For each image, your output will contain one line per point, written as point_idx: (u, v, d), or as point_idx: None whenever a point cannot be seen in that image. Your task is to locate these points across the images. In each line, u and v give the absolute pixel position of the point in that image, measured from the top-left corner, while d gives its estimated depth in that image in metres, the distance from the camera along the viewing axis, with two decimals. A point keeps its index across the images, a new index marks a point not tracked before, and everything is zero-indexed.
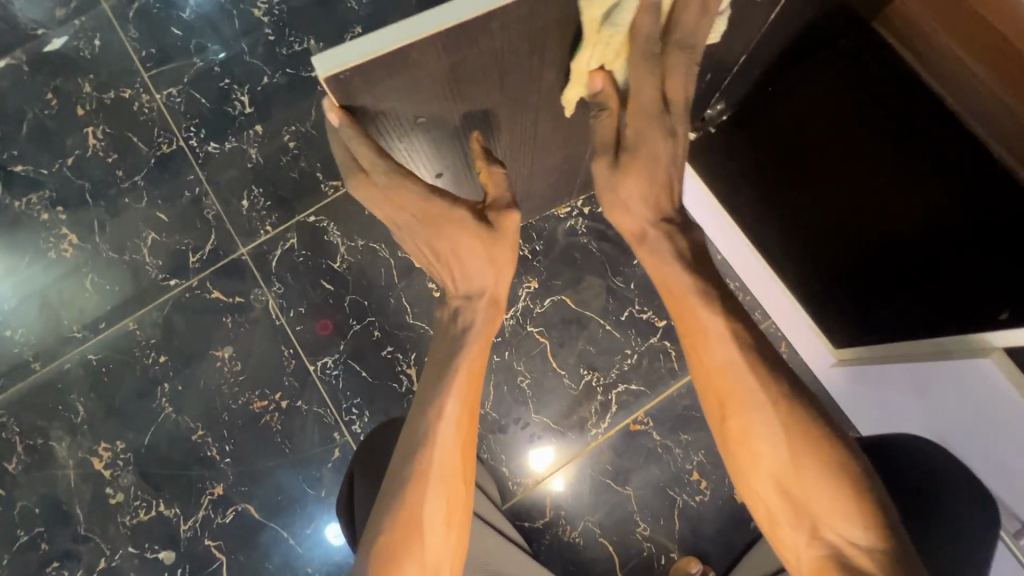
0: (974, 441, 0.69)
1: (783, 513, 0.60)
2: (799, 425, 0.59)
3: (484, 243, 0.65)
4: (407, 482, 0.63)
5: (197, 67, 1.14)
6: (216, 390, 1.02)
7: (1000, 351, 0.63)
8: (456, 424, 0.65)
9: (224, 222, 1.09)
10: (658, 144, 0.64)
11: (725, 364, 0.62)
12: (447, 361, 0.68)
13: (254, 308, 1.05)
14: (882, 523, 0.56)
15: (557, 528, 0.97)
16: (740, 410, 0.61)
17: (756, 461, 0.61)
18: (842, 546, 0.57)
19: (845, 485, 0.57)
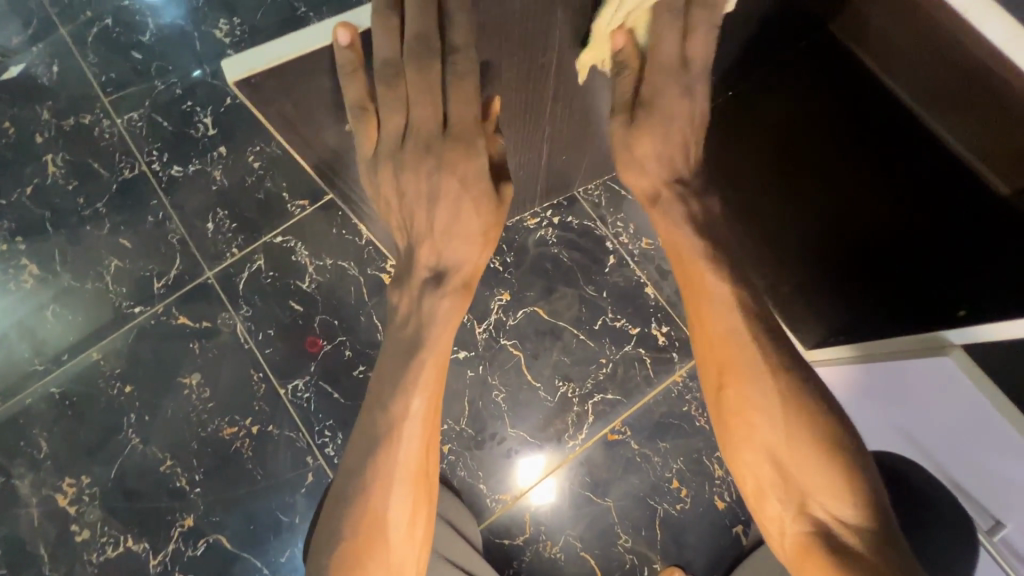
0: (945, 437, 0.67)
1: (774, 486, 0.60)
2: (792, 401, 0.58)
3: (482, 210, 0.64)
4: (370, 484, 0.60)
5: (158, 90, 1.13)
6: (184, 418, 1.00)
7: (959, 348, 0.62)
8: (420, 421, 0.62)
9: (189, 246, 1.07)
10: (675, 102, 0.64)
11: (730, 332, 0.62)
12: (410, 350, 0.63)
13: (222, 332, 1.03)
14: (870, 502, 0.55)
15: (537, 544, 0.95)
16: (738, 380, 0.61)
17: (751, 433, 0.61)
18: (830, 522, 0.56)
19: (838, 459, 0.56)
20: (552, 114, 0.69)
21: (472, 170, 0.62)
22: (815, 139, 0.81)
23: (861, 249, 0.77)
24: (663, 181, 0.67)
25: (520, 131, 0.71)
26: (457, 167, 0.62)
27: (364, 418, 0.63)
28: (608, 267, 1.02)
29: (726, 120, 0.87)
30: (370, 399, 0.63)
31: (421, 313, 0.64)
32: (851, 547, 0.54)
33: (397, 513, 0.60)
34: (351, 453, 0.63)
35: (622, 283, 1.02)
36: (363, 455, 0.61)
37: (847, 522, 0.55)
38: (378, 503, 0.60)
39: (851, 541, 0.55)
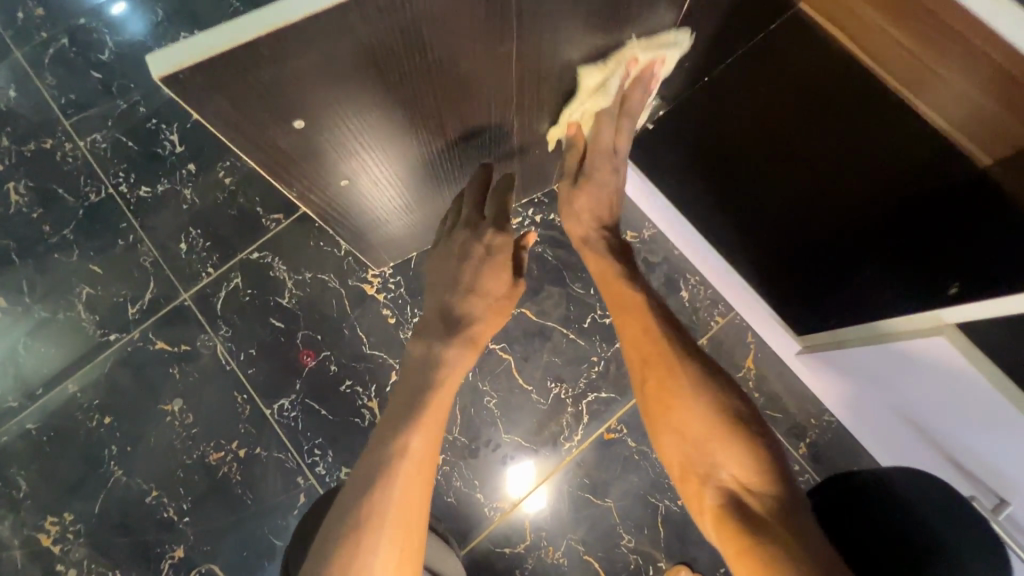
0: (948, 424, 0.66)
1: (691, 462, 0.59)
2: (703, 380, 0.61)
3: (504, 273, 0.70)
4: (362, 523, 0.55)
5: (120, 109, 1.10)
6: (168, 446, 0.96)
7: (954, 326, 0.59)
8: (420, 463, 0.59)
9: (163, 268, 1.04)
10: (608, 175, 0.73)
11: (645, 330, 0.66)
12: (416, 395, 0.64)
13: (202, 355, 1.00)
14: (779, 473, 0.55)
15: (540, 550, 0.93)
16: (658, 368, 0.63)
17: (671, 413, 0.61)
18: (740, 493, 0.55)
19: (737, 431, 0.57)
20: (520, 110, 0.66)
21: (502, 242, 0.69)
22: (802, 135, 0.79)
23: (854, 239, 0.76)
24: (592, 227, 0.75)
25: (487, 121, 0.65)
26: (487, 236, 0.69)
27: (359, 459, 0.60)
28: None
29: (703, 116, 0.86)
30: (370, 442, 0.61)
31: (431, 358, 0.66)
32: (757, 513, 0.53)
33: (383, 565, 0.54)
34: (342, 494, 0.58)
35: None
36: (356, 492, 0.57)
37: (753, 489, 0.55)
38: (366, 552, 0.54)
39: (756, 504, 0.53)
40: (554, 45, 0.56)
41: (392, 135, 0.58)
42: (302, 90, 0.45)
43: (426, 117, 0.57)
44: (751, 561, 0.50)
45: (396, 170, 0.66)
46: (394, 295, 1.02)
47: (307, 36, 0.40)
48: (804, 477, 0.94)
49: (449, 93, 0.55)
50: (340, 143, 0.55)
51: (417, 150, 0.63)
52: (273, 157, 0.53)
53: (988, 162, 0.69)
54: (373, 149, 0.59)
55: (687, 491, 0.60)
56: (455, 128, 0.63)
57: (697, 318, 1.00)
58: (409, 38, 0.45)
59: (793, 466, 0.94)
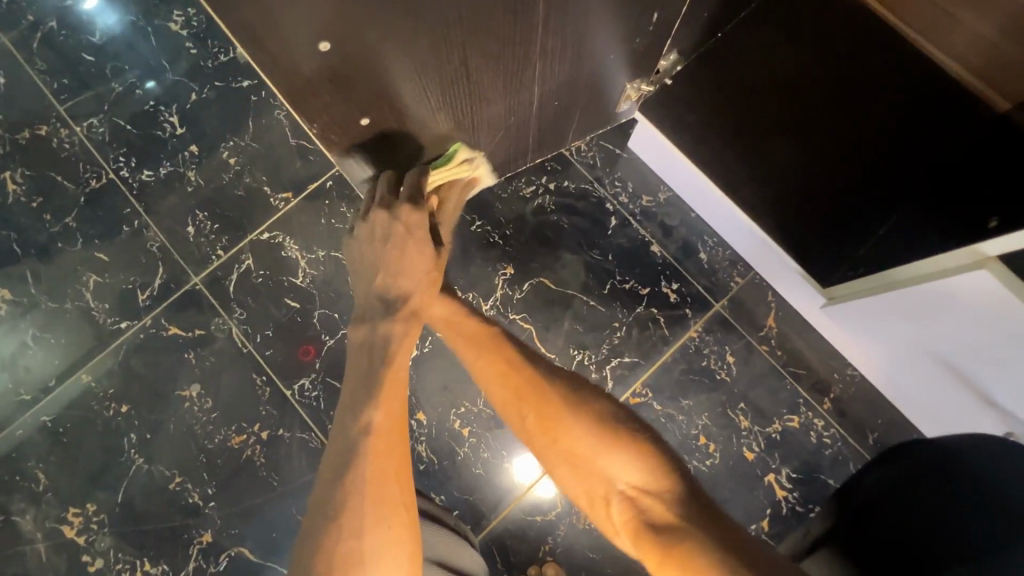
0: (992, 367, 0.68)
1: (590, 484, 0.61)
2: (571, 400, 0.66)
3: (423, 244, 0.72)
4: (343, 504, 0.59)
5: (116, 92, 1.06)
6: (188, 432, 0.95)
7: (996, 260, 0.60)
8: (385, 437, 0.64)
9: (171, 253, 1.01)
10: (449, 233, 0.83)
11: (510, 362, 0.71)
12: (372, 369, 0.68)
13: (217, 338, 0.98)
14: (664, 467, 0.59)
15: (571, 517, 0.92)
16: (531, 396, 0.67)
17: (556, 436, 0.64)
18: (641, 500, 0.57)
19: (618, 437, 0.61)
20: (542, 47, 0.64)
21: (419, 220, 0.70)
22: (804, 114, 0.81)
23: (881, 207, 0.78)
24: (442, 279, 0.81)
25: (510, 60, 0.63)
26: (404, 214, 0.70)
27: (331, 447, 0.64)
28: (611, 229, 1.01)
29: (726, 62, 0.81)
30: (336, 427, 0.66)
31: (375, 339, 0.70)
32: (658, 513, 0.56)
33: (375, 540, 0.58)
34: (318, 485, 0.62)
35: (628, 244, 1.01)
36: (332, 481, 0.61)
37: (647, 491, 0.58)
38: (352, 532, 0.58)
39: (658, 506, 0.56)
40: None
41: (414, 66, 0.55)
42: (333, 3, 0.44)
43: (447, 48, 0.55)
44: (681, 562, 0.51)
45: (418, 116, 0.64)
46: None
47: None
48: (830, 431, 0.94)
49: (478, 19, 0.53)
50: (366, 71, 0.53)
51: (437, 90, 0.62)
52: (294, 87, 0.51)
53: (1007, 107, 0.70)
54: (396, 84, 0.57)
55: (599, 515, 0.61)
56: (476, 65, 0.61)
57: (717, 279, 1.00)
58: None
59: (819, 421, 0.94)
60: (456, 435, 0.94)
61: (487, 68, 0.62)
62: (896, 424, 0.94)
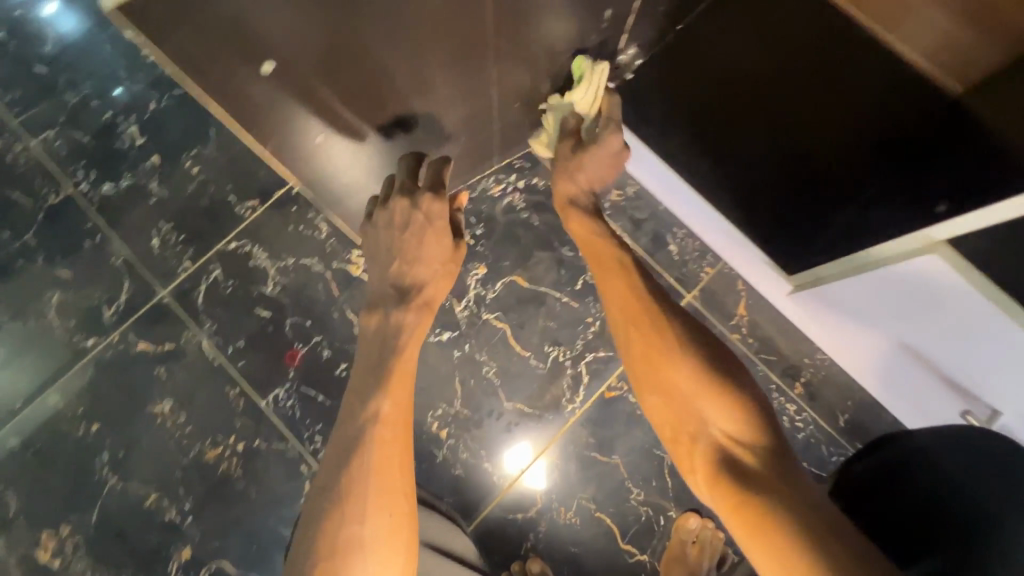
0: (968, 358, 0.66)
1: (684, 421, 0.63)
2: (691, 344, 0.66)
3: (443, 238, 0.76)
4: (347, 486, 0.61)
5: (71, 104, 1.04)
6: (161, 447, 0.93)
7: (945, 245, 0.60)
8: (391, 425, 0.66)
9: (136, 267, 0.99)
10: (612, 141, 0.79)
11: (629, 293, 0.71)
12: (380, 362, 0.71)
13: (188, 352, 0.97)
14: (764, 426, 0.60)
15: (551, 513, 0.93)
16: (646, 330, 0.68)
17: (660, 372, 0.65)
18: (731, 448, 0.60)
19: (727, 389, 0.62)
20: (496, 53, 0.64)
21: (438, 210, 0.73)
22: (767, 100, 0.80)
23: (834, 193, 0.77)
24: (582, 191, 0.81)
25: (465, 70, 0.63)
26: (425, 204, 0.72)
27: (338, 430, 0.67)
28: None
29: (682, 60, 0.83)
30: (345, 412, 0.68)
31: (387, 329, 0.73)
32: (743, 460, 0.58)
33: (375, 527, 0.59)
34: (321, 469, 0.64)
35: None
36: (336, 464, 0.63)
37: (739, 441, 0.60)
38: (353, 519, 0.59)
39: (746, 456, 0.58)
40: None
41: (364, 85, 0.55)
42: (278, 19, 0.43)
43: (397, 63, 0.55)
44: (743, 505, 0.54)
45: (378, 123, 0.63)
46: None
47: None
48: (802, 415, 0.96)
49: (427, 33, 0.53)
50: (319, 88, 0.52)
51: (391, 105, 0.61)
52: (242, 110, 0.52)
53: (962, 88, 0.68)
54: (352, 97, 0.56)
55: (678, 447, 0.64)
56: (433, 74, 0.60)
57: (687, 270, 1.01)
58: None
59: (790, 406, 0.96)
60: (434, 437, 0.94)
61: (442, 81, 0.63)
62: (866, 406, 0.95)
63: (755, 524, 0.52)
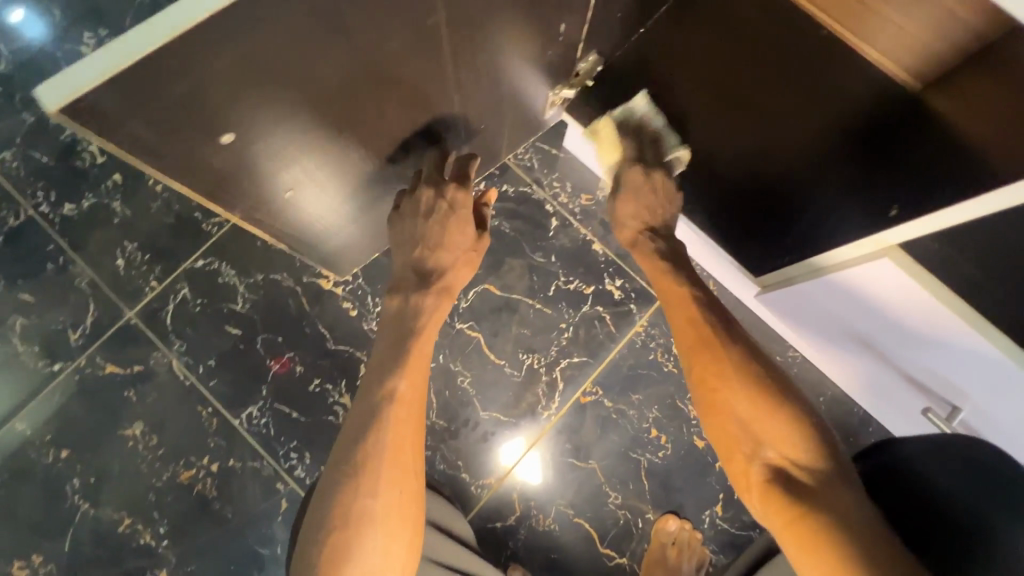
0: (930, 350, 0.65)
1: (739, 439, 0.62)
2: (754, 366, 0.64)
3: (466, 225, 0.77)
4: (361, 461, 0.62)
5: (29, 123, 1.01)
6: (133, 471, 0.92)
7: (896, 248, 0.61)
8: (407, 406, 0.66)
9: (102, 288, 0.98)
10: (638, 177, 0.80)
11: (692, 317, 0.70)
12: (399, 338, 0.71)
13: (158, 373, 0.95)
14: (828, 452, 0.58)
15: (530, 520, 0.93)
16: (709, 350, 0.67)
17: (717, 390, 0.64)
18: (790, 470, 0.58)
19: (788, 412, 0.60)
20: (457, 81, 0.62)
21: (463, 198, 0.75)
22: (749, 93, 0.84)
23: (809, 180, 0.79)
24: (636, 231, 0.81)
25: (428, 102, 0.61)
26: (450, 193, 0.74)
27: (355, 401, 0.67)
28: (552, 231, 1.01)
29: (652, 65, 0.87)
30: (364, 384, 0.68)
31: (407, 310, 0.74)
32: (804, 483, 0.56)
33: (387, 501, 0.61)
34: (341, 439, 0.65)
35: (569, 244, 1.01)
36: (354, 438, 0.63)
37: (798, 463, 0.58)
38: (367, 491, 0.60)
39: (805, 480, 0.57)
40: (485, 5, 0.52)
41: (328, 132, 0.53)
42: (231, 94, 0.41)
43: (359, 107, 0.53)
44: (800, 528, 0.53)
45: (356, 159, 0.63)
46: (352, 287, 0.99)
47: (216, 30, 0.35)
48: None
49: (384, 75, 0.51)
50: (279, 142, 0.51)
51: (357, 145, 0.60)
52: (202, 176, 0.49)
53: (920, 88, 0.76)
54: (316, 143, 0.54)
55: (732, 468, 0.63)
56: (393, 109, 0.58)
57: None
58: (329, 20, 0.40)
59: None
60: None
61: (404, 116, 0.61)
62: (838, 402, 0.97)
63: (810, 541, 0.52)
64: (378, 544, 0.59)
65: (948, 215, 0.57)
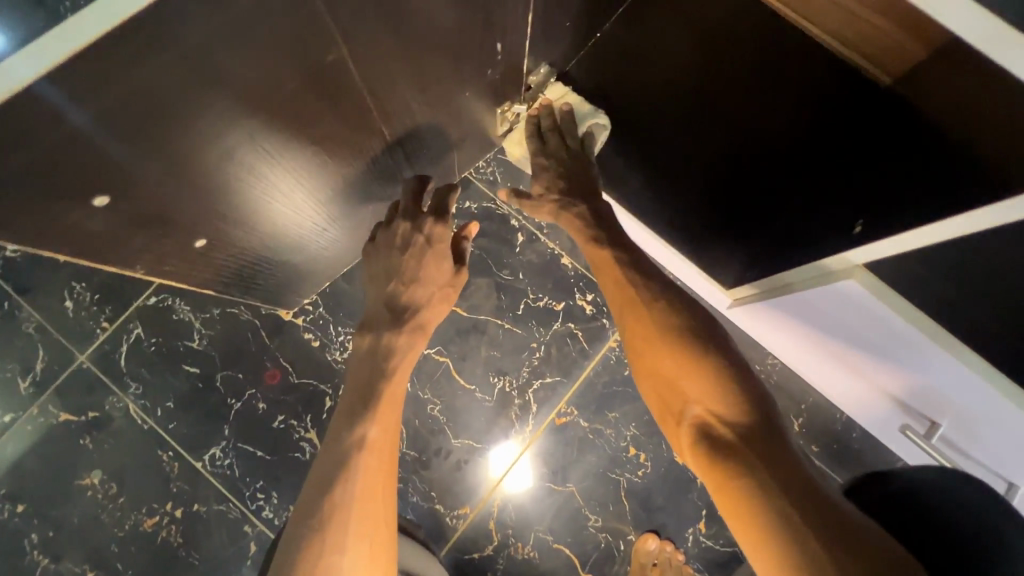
0: (900, 362, 0.62)
1: (669, 398, 0.61)
2: (676, 321, 0.63)
3: (443, 260, 0.76)
4: (324, 519, 0.56)
5: None
6: (94, 523, 0.89)
7: (862, 268, 0.58)
8: (377, 453, 0.63)
9: (50, 332, 0.93)
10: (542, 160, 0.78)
11: (619, 276, 0.68)
12: (372, 381, 0.69)
13: (114, 418, 0.92)
14: (750, 401, 0.56)
15: (508, 548, 0.90)
16: (636, 310, 0.65)
17: (645, 352, 0.63)
18: (714, 426, 0.56)
19: (711, 366, 0.58)
20: (384, 112, 0.57)
21: (441, 231, 0.75)
22: (711, 96, 0.81)
23: (781, 180, 0.75)
24: (551, 198, 0.76)
25: (350, 135, 0.56)
26: (427, 227, 0.75)
27: (322, 453, 0.63)
28: (518, 247, 0.97)
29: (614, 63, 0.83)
30: (331, 435, 0.65)
31: (379, 349, 0.71)
32: (726, 438, 0.54)
33: (354, 557, 0.55)
34: (304, 494, 0.60)
35: (537, 260, 0.97)
36: (318, 492, 0.59)
37: (722, 417, 0.56)
38: (334, 547, 0.55)
39: (727, 434, 0.55)
40: (407, 33, 0.49)
41: (228, 178, 0.48)
42: (93, 159, 0.36)
43: (264, 151, 0.48)
44: (727, 492, 0.51)
45: (288, 202, 0.59)
46: (313, 317, 0.95)
47: (50, 100, 0.29)
48: None
49: (288, 119, 0.46)
50: (176, 198, 0.46)
51: (273, 187, 0.55)
52: (86, 246, 0.44)
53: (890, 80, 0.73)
54: (223, 194, 0.50)
55: (666, 424, 0.62)
56: (311, 153, 0.54)
57: None
58: (201, 70, 0.35)
59: None
60: None
61: (325, 153, 0.56)
62: (820, 408, 0.94)
63: (735, 502, 0.50)
64: None
65: (929, 233, 0.51)
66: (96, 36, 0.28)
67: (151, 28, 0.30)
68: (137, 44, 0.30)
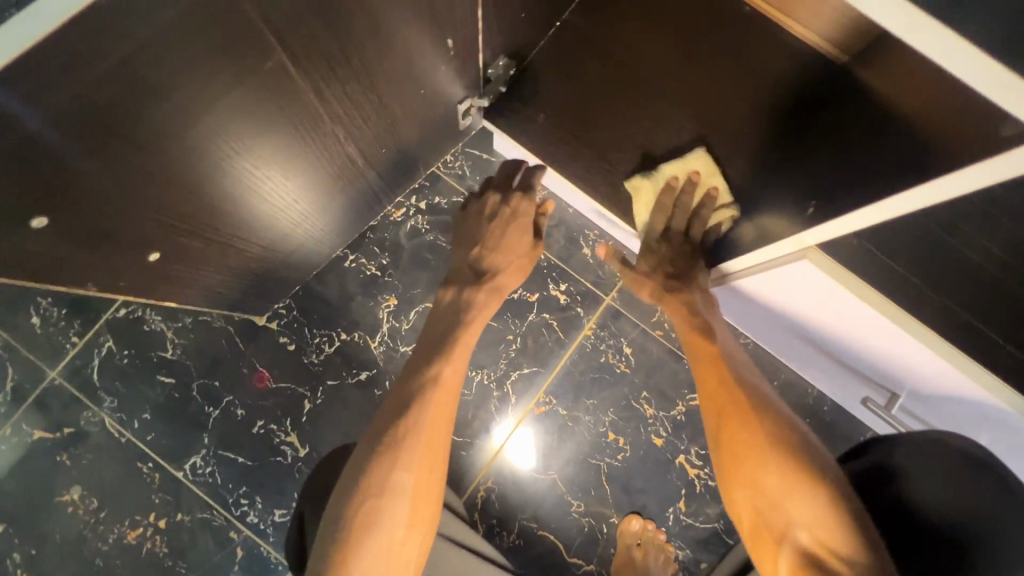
0: (856, 334, 0.63)
1: (766, 512, 0.56)
2: (786, 438, 0.59)
3: (524, 232, 0.81)
4: (400, 438, 0.62)
5: None
6: (77, 538, 0.88)
7: (814, 249, 0.59)
8: (448, 388, 0.68)
9: (19, 350, 0.92)
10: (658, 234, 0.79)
11: (721, 383, 0.67)
12: (446, 332, 0.74)
13: (90, 433, 0.91)
14: (870, 537, 0.50)
15: (494, 537, 0.92)
16: (740, 421, 0.62)
17: (744, 460, 0.60)
18: (826, 558, 0.51)
19: (821, 487, 0.54)
20: (336, 114, 0.57)
21: (525, 207, 0.81)
22: (666, 80, 0.80)
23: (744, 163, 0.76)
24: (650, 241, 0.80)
25: (306, 141, 0.56)
26: (514, 201, 0.81)
27: (398, 385, 0.69)
28: None
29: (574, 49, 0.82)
30: (410, 370, 0.70)
31: (459, 303, 0.77)
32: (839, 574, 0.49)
33: (419, 475, 0.60)
34: (378, 418, 0.65)
35: None
36: (390, 417, 0.64)
37: (838, 552, 0.50)
38: (403, 465, 0.60)
39: (842, 572, 0.49)
40: (348, 35, 0.48)
41: (176, 192, 0.48)
42: (23, 183, 0.35)
43: (210, 163, 0.47)
44: None
45: (243, 209, 0.58)
46: (288, 321, 0.95)
47: None
48: None
49: (233, 130, 0.46)
50: (122, 215, 0.46)
51: (223, 198, 0.54)
52: (31, 263, 0.43)
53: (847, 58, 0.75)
54: (176, 208, 0.50)
55: (763, 550, 0.56)
56: (256, 159, 0.52)
57: (604, 273, 0.97)
58: (133, 87, 0.35)
59: None
60: None
61: (278, 160, 0.55)
62: (791, 384, 0.96)
63: None
64: (404, 515, 0.58)
65: (875, 213, 0.51)
66: (16, 53, 0.28)
67: (67, 52, 0.30)
68: (58, 63, 0.30)
